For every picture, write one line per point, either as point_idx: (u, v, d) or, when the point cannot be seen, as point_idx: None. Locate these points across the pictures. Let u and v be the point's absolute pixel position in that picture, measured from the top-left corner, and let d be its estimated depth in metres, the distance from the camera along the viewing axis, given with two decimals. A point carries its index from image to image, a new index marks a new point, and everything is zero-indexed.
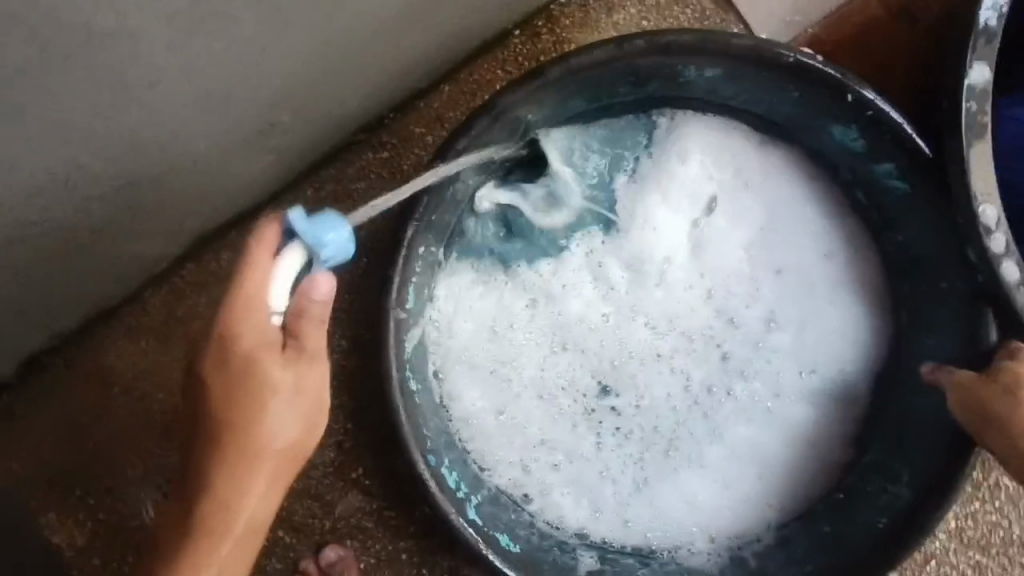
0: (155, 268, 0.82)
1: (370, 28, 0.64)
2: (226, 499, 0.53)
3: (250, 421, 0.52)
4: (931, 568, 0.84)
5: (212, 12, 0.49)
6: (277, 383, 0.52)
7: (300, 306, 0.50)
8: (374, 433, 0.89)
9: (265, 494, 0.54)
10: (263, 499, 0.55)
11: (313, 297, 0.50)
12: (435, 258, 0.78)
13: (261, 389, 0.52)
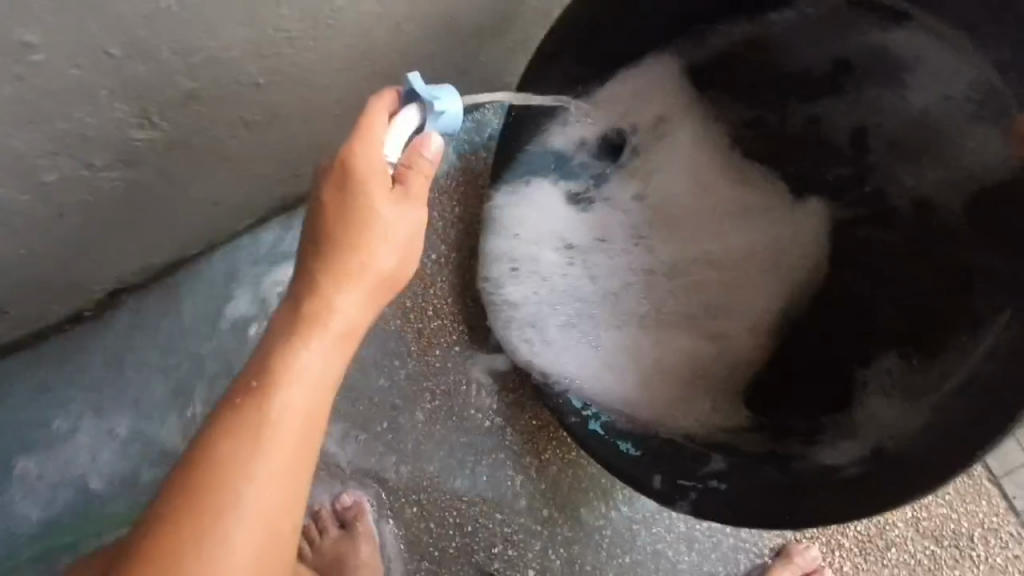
0: (235, 225, 0.92)
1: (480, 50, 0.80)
2: (282, 367, 0.47)
3: (334, 268, 0.50)
4: (894, 554, 0.94)
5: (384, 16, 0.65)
6: (379, 224, 0.51)
7: (409, 160, 0.52)
8: (401, 394, 0.93)
9: (325, 361, 0.48)
10: (321, 366, 0.48)
11: (425, 150, 0.53)
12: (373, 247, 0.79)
13: (352, 224, 0.50)
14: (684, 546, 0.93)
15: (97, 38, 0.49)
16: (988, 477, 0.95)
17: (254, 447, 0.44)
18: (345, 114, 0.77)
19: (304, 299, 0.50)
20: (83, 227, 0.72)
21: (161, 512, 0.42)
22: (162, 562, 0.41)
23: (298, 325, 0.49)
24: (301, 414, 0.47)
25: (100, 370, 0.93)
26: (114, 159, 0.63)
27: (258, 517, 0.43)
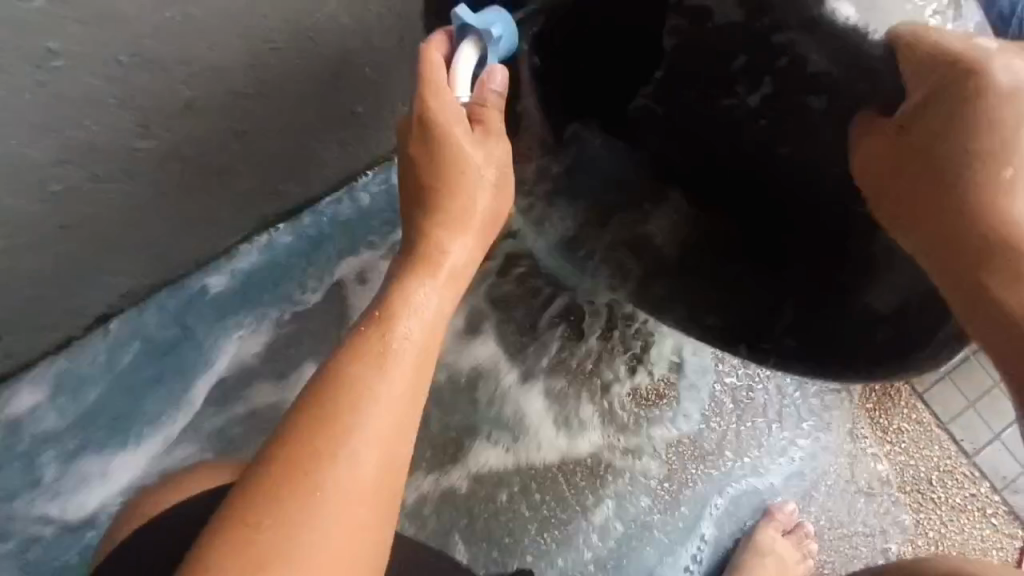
0: (221, 245, 0.95)
1: None
2: (398, 304, 0.51)
3: (439, 214, 0.53)
4: (864, 502, 1.01)
5: (355, 37, 0.75)
6: (469, 160, 0.53)
7: (480, 97, 0.54)
8: None
9: (435, 302, 0.52)
10: (435, 306, 0.52)
11: (494, 83, 0.54)
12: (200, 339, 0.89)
13: (448, 169, 0.53)
14: (711, 524, 0.98)
15: (111, 44, 0.57)
16: (934, 422, 1.04)
17: (374, 370, 0.48)
18: (321, 125, 0.84)
19: (413, 245, 0.54)
20: (82, 244, 0.76)
21: (291, 421, 0.46)
22: (294, 469, 0.44)
23: (410, 267, 0.53)
24: (416, 345, 0.50)
25: (89, 407, 0.92)
26: (117, 170, 0.69)
27: (371, 438, 0.46)
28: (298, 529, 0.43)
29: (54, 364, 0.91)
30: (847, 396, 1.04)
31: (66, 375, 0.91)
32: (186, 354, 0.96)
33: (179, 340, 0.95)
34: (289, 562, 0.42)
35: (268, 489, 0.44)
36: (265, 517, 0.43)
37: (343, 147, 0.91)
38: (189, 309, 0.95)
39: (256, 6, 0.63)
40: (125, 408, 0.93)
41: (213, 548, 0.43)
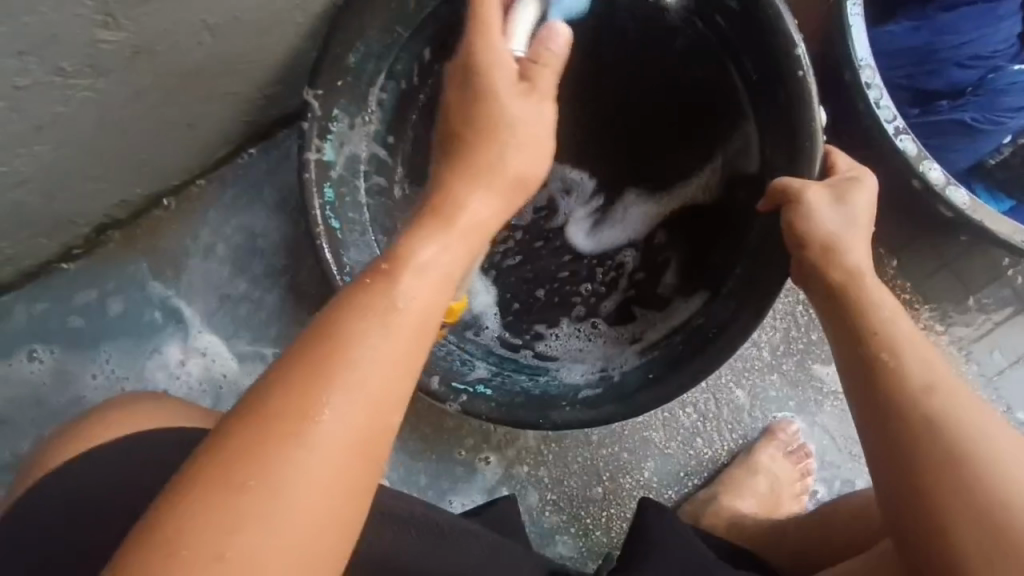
0: (214, 154, 0.92)
1: None
2: (406, 255, 0.48)
3: (469, 168, 0.53)
4: None
5: None
6: (507, 108, 0.53)
7: (535, 56, 0.55)
8: None
9: (447, 255, 0.49)
10: (444, 259, 0.49)
11: (548, 43, 0.55)
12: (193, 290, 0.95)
13: (480, 113, 0.53)
14: (707, 445, 0.98)
15: None
16: (956, 345, 0.98)
17: (377, 318, 0.44)
18: (303, 22, 0.78)
19: (434, 198, 0.52)
20: (60, 145, 0.74)
21: (279, 366, 0.43)
22: (268, 418, 0.40)
23: (428, 219, 0.51)
24: (420, 304, 0.46)
25: (130, 347, 0.94)
26: (85, 65, 0.66)
27: (366, 393, 0.42)
28: (261, 480, 0.39)
29: (101, 295, 0.94)
30: None
31: (116, 310, 0.94)
32: (217, 322, 0.95)
33: (212, 303, 0.95)
34: (244, 518, 0.38)
35: (237, 432, 0.40)
36: (239, 463, 0.39)
37: None
38: (217, 256, 0.95)
39: None
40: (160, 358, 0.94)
41: (169, 497, 0.39)
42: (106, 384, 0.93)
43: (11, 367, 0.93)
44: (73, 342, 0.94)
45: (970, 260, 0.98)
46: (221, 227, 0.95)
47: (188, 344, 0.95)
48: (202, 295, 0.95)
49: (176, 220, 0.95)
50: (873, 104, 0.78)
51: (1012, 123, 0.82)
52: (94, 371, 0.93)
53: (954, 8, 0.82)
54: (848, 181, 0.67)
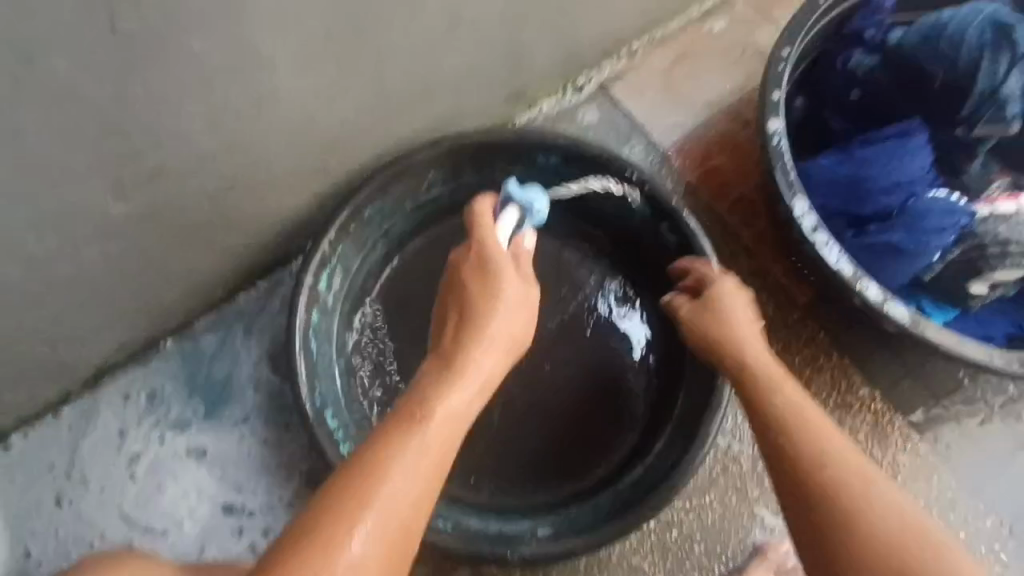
0: (209, 299, 1.00)
1: (401, 128, 0.95)
2: (434, 405, 0.61)
3: (446, 382, 0.64)
4: None
5: (314, 110, 0.80)
6: (479, 354, 0.67)
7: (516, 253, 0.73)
8: None
9: (438, 441, 0.58)
10: (438, 440, 0.58)
11: (522, 247, 0.74)
12: (152, 422, 0.98)
13: (487, 307, 0.69)
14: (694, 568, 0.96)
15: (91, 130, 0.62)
16: (929, 452, 1.02)
17: (384, 478, 0.54)
18: (294, 183, 0.89)
19: (415, 400, 0.62)
20: (69, 301, 0.81)
21: (299, 525, 0.51)
22: (327, 527, 0.50)
23: (433, 386, 0.64)
24: (423, 473, 0.55)
25: (139, 428, 0.98)
26: (94, 232, 0.74)
27: (379, 534, 0.51)
28: None
29: (103, 398, 0.98)
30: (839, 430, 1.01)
31: (112, 411, 0.98)
32: (210, 429, 0.98)
33: (221, 394, 1.00)
34: None
35: (304, 542, 0.50)
36: None
37: (320, 200, 0.96)
38: (209, 391, 1.00)
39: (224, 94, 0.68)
40: (140, 463, 0.97)
41: None
42: (78, 484, 0.95)
43: (9, 445, 0.96)
44: (58, 441, 0.97)
45: (932, 370, 1.04)
46: (202, 361, 1.00)
47: (156, 470, 0.97)
48: (162, 427, 0.98)
49: (164, 352, 1.00)
50: (808, 231, 0.86)
51: (939, 242, 0.87)
52: (71, 481, 0.95)
53: (868, 146, 0.94)
54: (752, 320, 0.84)
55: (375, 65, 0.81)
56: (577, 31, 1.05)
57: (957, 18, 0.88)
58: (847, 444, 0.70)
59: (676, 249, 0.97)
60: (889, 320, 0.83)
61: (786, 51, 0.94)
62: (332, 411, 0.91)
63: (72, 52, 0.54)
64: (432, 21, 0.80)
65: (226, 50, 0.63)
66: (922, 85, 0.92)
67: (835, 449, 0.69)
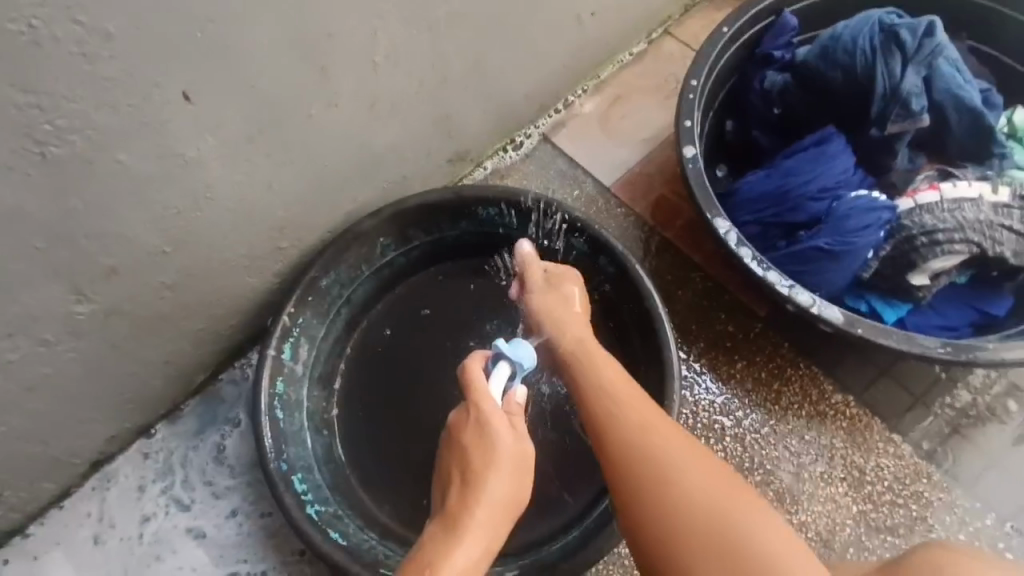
0: (190, 381, 1.07)
1: (345, 201, 1.02)
2: (437, 564, 0.62)
3: (449, 540, 0.65)
4: (852, 554, 0.93)
5: (254, 197, 0.88)
6: (478, 508, 0.68)
7: (510, 409, 0.78)
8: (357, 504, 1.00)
9: None
10: None
11: (516, 399, 0.78)
12: (166, 485, 1.04)
13: (489, 460, 0.72)
14: None
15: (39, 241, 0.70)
16: (915, 454, 0.97)
17: None
18: (249, 264, 0.96)
19: (419, 559, 0.64)
20: (51, 398, 0.88)
21: None
22: None
23: (435, 544, 0.66)
24: None
25: (154, 489, 1.03)
26: (62, 332, 0.81)
27: None
28: None
29: (122, 464, 1.05)
30: (816, 440, 0.99)
31: (131, 475, 1.04)
32: (216, 496, 1.03)
33: (223, 460, 1.05)
34: None
35: None
36: None
37: (280, 277, 1.03)
38: (196, 468, 1.04)
39: (158, 194, 0.76)
40: (150, 526, 1.01)
41: None
42: (89, 549, 1.00)
43: (27, 534, 1.01)
44: (77, 507, 1.03)
45: (904, 369, 1.02)
46: (212, 428, 1.07)
47: (152, 543, 1.00)
48: (171, 492, 1.03)
49: (181, 418, 1.08)
50: (733, 245, 0.88)
51: (867, 240, 0.88)
52: (83, 547, 1.00)
53: (788, 158, 0.97)
54: (573, 293, 0.89)
55: (304, 150, 0.89)
56: (503, 90, 1.13)
57: (846, 30, 0.93)
58: (678, 431, 0.73)
59: (618, 280, 0.99)
60: (824, 322, 0.84)
61: (695, 81, 0.99)
62: (302, 476, 0.94)
63: (8, 177, 0.63)
64: (350, 104, 0.89)
65: (154, 158, 0.72)
66: (829, 94, 0.96)
67: (651, 419, 0.73)
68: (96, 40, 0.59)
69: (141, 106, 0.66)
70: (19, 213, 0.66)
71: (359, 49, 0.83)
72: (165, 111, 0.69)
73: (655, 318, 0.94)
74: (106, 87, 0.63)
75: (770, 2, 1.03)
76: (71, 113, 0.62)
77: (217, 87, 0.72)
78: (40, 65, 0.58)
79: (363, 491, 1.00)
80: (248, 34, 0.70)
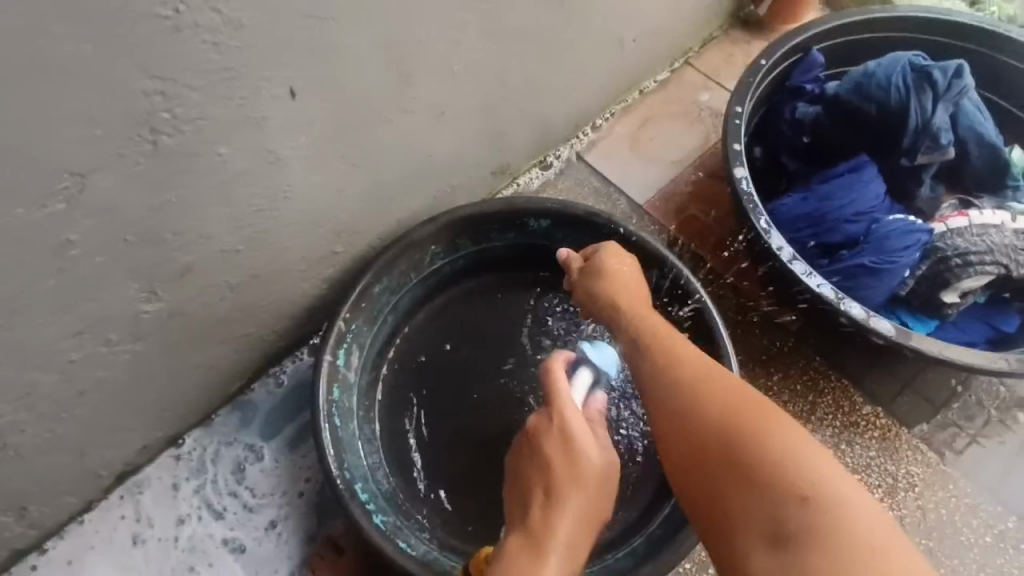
0: (227, 390, 1.02)
1: (400, 208, 1.02)
2: None
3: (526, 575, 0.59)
4: None
5: (325, 199, 0.87)
6: (561, 532, 0.62)
7: (591, 413, 0.75)
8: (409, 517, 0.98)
9: None
10: None
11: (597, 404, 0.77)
12: (201, 486, 0.98)
13: (572, 471, 0.66)
14: None
15: (129, 234, 0.67)
16: (940, 460, 1.04)
17: None
18: (306, 268, 0.95)
19: None
20: (98, 403, 0.83)
21: None
22: None
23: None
24: None
25: (187, 488, 0.98)
26: (126, 331, 0.78)
27: None
28: None
29: (154, 463, 1.00)
30: (850, 450, 1.04)
31: (166, 475, 0.99)
32: (254, 496, 0.99)
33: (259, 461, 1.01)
34: None
35: None
36: None
37: (329, 283, 1.02)
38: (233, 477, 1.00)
39: (244, 190, 0.75)
40: (186, 528, 0.96)
41: None
42: (123, 551, 0.95)
43: (45, 549, 0.95)
44: (108, 511, 0.97)
45: (925, 382, 1.09)
46: (249, 426, 1.02)
47: (188, 553, 0.95)
48: (207, 494, 0.98)
49: (219, 420, 1.02)
50: (787, 261, 0.93)
51: (906, 259, 0.96)
52: (115, 550, 0.95)
53: (827, 182, 1.03)
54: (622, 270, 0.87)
55: (376, 154, 0.89)
56: (548, 107, 1.16)
57: (879, 68, 1.02)
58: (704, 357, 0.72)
59: (670, 293, 1.03)
60: (875, 335, 0.90)
61: (740, 107, 1.06)
62: (362, 486, 0.92)
63: (117, 164, 0.61)
64: (423, 111, 0.90)
65: (249, 154, 0.71)
66: (861, 125, 1.04)
67: (675, 346, 0.73)
68: (226, 30, 0.59)
69: (252, 99, 0.66)
70: (118, 204, 0.64)
71: (441, 57, 0.85)
72: (270, 106, 0.69)
73: (711, 330, 0.98)
74: (225, 77, 0.62)
75: (803, 38, 1.11)
76: (189, 101, 0.61)
77: (318, 85, 0.72)
78: (172, 51, 0.57)
79: (415, 503, 0.98)
80: (353, 35, 0.71)
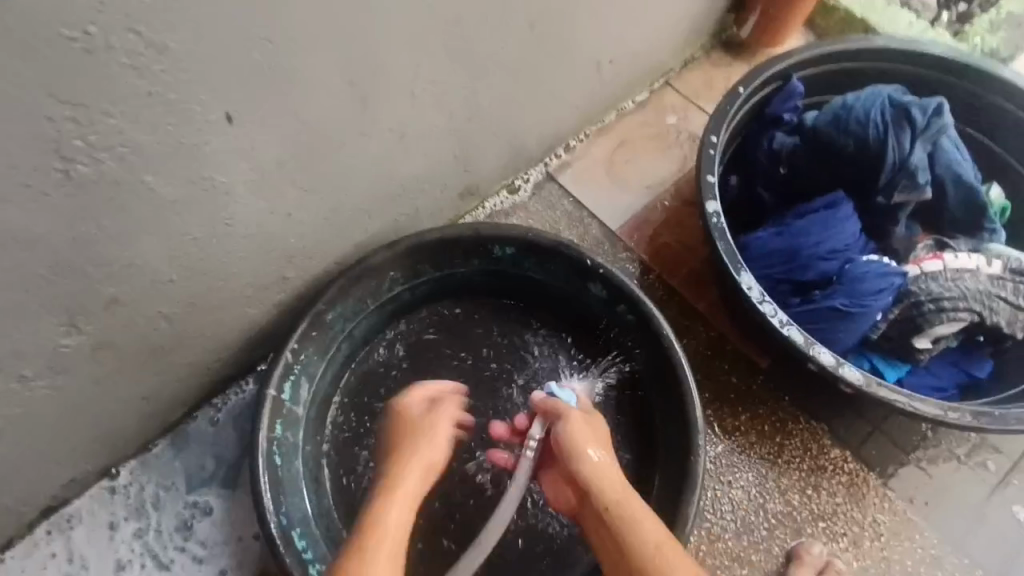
0: (167, 419, 0.97)
1: (357, 232, 0.97)
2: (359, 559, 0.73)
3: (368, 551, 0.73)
4: None
5: (272, 226, 0.82)
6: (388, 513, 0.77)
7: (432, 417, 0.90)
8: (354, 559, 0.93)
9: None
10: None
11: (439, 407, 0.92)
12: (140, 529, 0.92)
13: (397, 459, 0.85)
14: None
15: (41, 267, 0.62)
16: (908, 508, 1.01)
17: None
18: (252, 295, 0.89)
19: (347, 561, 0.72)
20: (16, 439, 0.77)
21: None
22: None
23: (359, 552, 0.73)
24: None
25: (128, 531, 0.92)
26: (44, 366, 0.72)
27: None
28: None
29: (87, 501, 0.93)
30: (815, 494, 1.01)
31: (104, 516, 0.93)
32: (196, 540, 0.93)
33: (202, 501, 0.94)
34: None
35: None
36: None
37: (280, 309, 0.96)
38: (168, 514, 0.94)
39: (177, 219, 0.69)
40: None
41: None
42: None
43: None
44: (36, 551, 0.90)
45: (896, 426, 1.06)
46: (190, 461, 0.96)
47: None
48: (146, 537, 0.92)
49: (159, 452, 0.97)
50: (755, 301, 0.90)
51: (878, 303, 0.93)
52: None
53: (800, 217, 1.00)
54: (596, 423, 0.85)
55: (328, 180, 0.84)
56: (519, 129, 1.12)
57: (858, 103, 0.99)
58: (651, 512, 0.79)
59: (637, 328, 0.99)
60: (844, 383, 0.87)
61: (715, 136, 1.02)
62: (300, 531, 0.88)
63: (21, 195, 0.55)
64: (381, 135, 0.85)
65: (179, 182, 0.66)
66: (837, 160, 1.01)
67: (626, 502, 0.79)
68: (148, 56, 0.54)
69: (180, 126, 0.61)
70: (25, 235, 0.58)
71: (400, 81, 0.80)
72: (203, 133, 0.63)
73: (677, 370, 0.94)
74: (147, 104, 0.57)
75: (783, 66, 1.08)
76: (105, 129, 0.56)
77: (259, 111, 0.67)
78: (83, 78, 0.52)
79: None
80: (299, 60, 0.66)
